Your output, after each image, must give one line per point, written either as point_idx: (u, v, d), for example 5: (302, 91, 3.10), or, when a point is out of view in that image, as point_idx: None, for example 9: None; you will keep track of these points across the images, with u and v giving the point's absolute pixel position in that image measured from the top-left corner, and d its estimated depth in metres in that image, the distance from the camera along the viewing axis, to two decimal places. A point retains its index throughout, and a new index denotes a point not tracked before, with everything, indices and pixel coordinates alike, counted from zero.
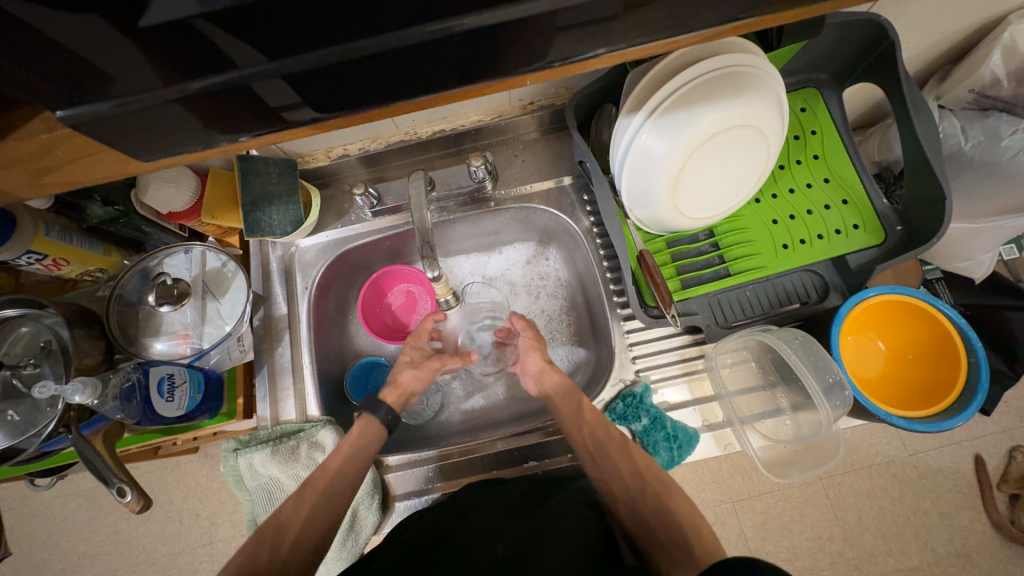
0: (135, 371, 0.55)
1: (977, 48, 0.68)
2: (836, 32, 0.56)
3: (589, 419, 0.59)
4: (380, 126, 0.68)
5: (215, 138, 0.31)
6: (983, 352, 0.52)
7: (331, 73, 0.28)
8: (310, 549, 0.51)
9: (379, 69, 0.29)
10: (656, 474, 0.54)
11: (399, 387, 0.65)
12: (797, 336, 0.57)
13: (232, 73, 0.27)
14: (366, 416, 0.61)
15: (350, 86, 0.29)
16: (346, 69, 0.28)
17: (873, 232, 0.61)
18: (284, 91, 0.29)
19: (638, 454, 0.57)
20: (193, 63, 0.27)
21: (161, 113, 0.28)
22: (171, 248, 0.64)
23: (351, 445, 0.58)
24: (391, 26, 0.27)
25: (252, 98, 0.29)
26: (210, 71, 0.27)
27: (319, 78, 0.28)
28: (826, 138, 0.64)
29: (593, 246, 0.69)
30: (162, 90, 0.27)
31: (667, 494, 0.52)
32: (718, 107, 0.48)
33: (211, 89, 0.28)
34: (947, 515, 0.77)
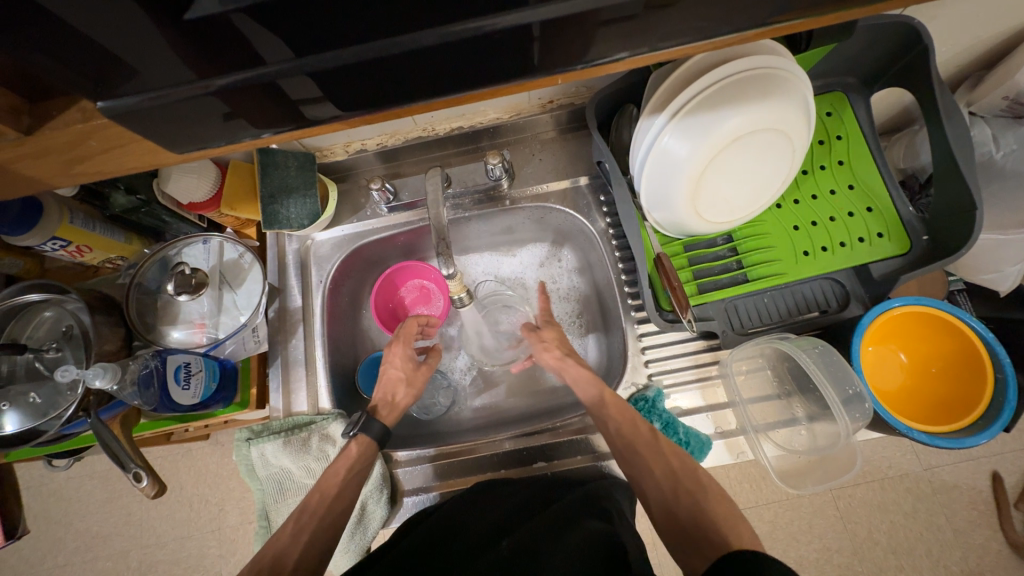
0: (153, 359, 0.55)
1: (1012, 54, 0.66)
2: (866, 35, 0.55)
3: (620, 417, 0.56)
4: (398, 123, 0.68)
5: (239, 132, 0.31)
6: (1011, 369, 0.50)
7: (358, 72, 0.28)
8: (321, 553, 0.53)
9: (405, 66, 0.28)
10: (688, 471, 0.52)
11: (396, 406, 0.65)
12: (817, 345, 0.55)
13: (256, 70, 0.28)
14: (363, 438, 0.60)
15: (375, 85, 0.29)
16: (371, 68, 0.28)
17: (898, 242, 0.59)
18: (309, 88, 0.29)
19: (669, 450, 0.54)
20: (223, 59, 0.27)
21: (186, 109, 0.28)
22: (189, 239, 0.65)
23: (348, 469, 0.58)
24: (420, 24, 0.27)
25: (277, 93, 0.29)
26: (237, 66, 0.27)
27: (342, 76, 0.28)
28: (852, 144, 0.63)
29: (609, 248, 0.69)
30: (188, 85, 0.27)
31: (702, 493, 0.50)
32: (744, 110, 0.47)
33: (234, 85, 0.28)
34: (960, 531, 0.75)
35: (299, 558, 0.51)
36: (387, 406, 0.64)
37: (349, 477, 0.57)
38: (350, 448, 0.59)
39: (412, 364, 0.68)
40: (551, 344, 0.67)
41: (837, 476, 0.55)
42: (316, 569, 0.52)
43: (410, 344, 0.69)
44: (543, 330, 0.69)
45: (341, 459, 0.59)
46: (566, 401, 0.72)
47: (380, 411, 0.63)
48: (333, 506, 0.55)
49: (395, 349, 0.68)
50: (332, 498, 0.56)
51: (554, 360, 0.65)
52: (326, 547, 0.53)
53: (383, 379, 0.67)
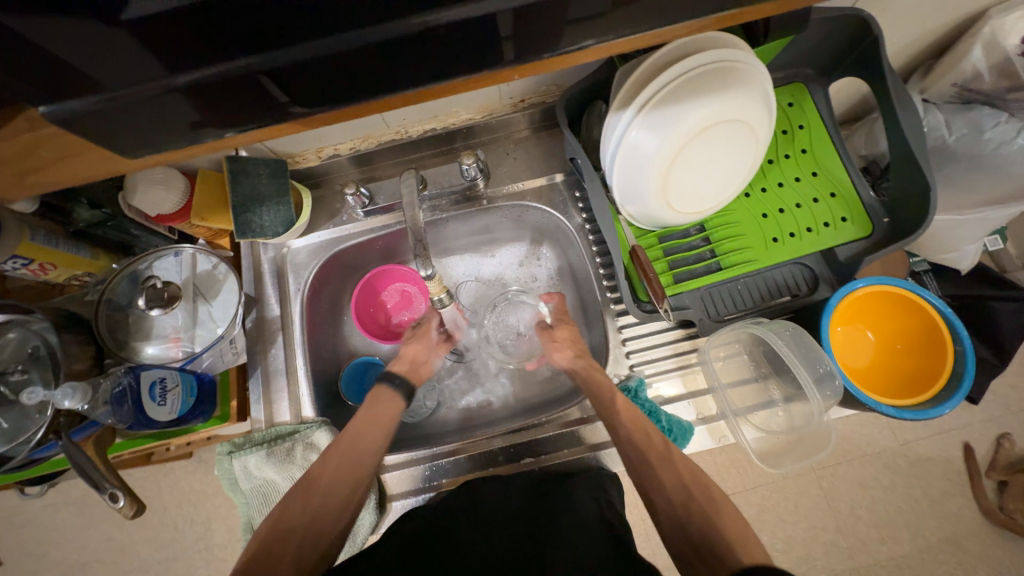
0: (126, 375, 0.54)
1: (960, 41, 0.73)
2: (820, 28, 0.57)
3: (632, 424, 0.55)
4: (370, 126, 0.68)
5: (201, 135, 0.31)
6: (968, 341, 0.53)
7: (322, 66, 0.28)
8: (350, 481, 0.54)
9: (371, 61, 0.29)
10: (703, 487, 0.50)
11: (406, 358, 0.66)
12: (788, 327, 0.57)
13: (217, 67, 0.27)
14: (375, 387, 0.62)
15: (341, 81, 0.30)
16: (336, 63, 0.28)
17: (860, 225, 0.62)
18: (272, 86, 0.29)
19: (683, 465, 0.52)
20: (181, 58, 0.27)
21: (144, 111, 0.28)
22: (160, 251, 0.64)
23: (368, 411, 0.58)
24: (386, 18, 0.27)
25: (239, 92, 0.29)
26: (195, 65, 0.27)
27: (307, 72, 0.28)
28: (814, 132, 0.65)
29: (586, 244, 0.70)
30: (148, 86, 0.27)
31: (717, 509, 0.48)
32: (706, 102, 0.48)
33: (196, 83, 0.28)
34: (936, 502, 0.78)
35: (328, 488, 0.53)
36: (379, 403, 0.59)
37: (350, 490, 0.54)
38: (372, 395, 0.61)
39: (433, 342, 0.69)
40: (563, 344, 0.65)
41: (812, 454, 0.57)
42: (348, 495, 0.53)
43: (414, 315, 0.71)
44: (555, 329, 0.67)
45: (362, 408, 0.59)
46: (550, 395, 0.73)
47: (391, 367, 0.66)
48: (329, 513, 0.52)
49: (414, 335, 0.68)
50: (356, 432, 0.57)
51: (567, 361, 0.63)
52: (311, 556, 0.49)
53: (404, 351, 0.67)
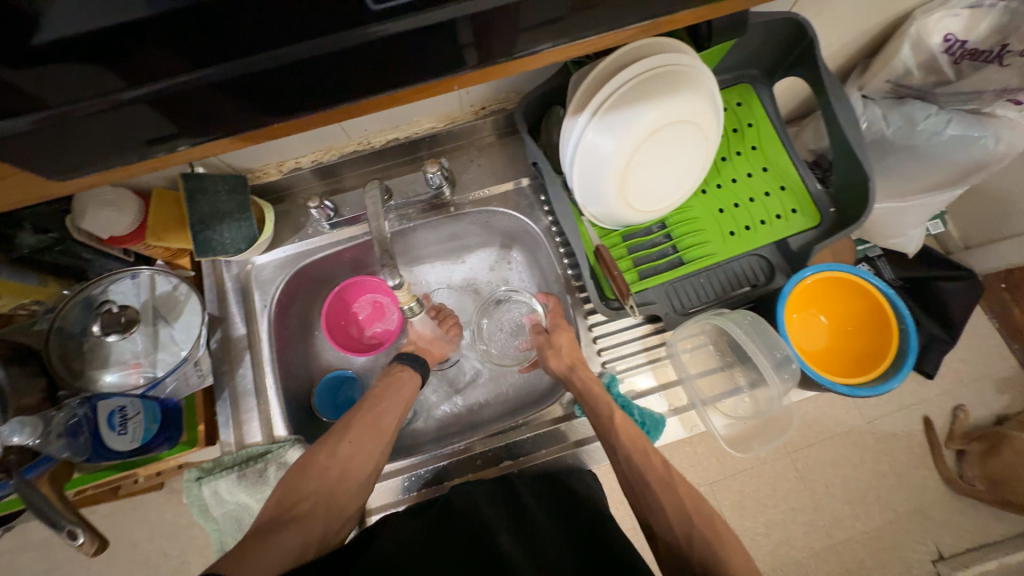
0: (82, 407, 0.52)
1: (889, 42, 0.79)
2: (761, 30, 0.60)
3: (632, 448, 0.55)
4: (331, 138, 0.67)
5: (151, 149, 0.30)
6: (910, 320, 0.57)
7: (280, 74, 0.28)
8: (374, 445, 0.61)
9: (327, 69, 0.28)
10: (701, 510, 0.53)
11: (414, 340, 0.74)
12: (747, 316, 0.59)
13: (169, 80, 0.27)
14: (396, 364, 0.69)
15: (300, 90, 0.29)
16: (296, 70, 0.28)
17: (810, 215, 0.65)
18: (228, 97, 0.28)
19: (685, 492, 0.54)
20: (132, 71, 0.26)
21: (92, 126, 0.28)
22: (115, 275, 0.62)
23: (389, 386, 0.66)
24: (342, 23, 0.27)
25: (198, 103, 0.28)
26: (147, 77, 0.26)
27: (265, 82, 0.28)
28: (762, 130, 0.68)
29: (553, 246, 0.71)
30: (98, 101, 0.26)
31: (717, 535, 0.51)
32: (657, 105, 0.50)
33: (147, 97, 0.27)
34: (903, 475, 0.84)
35: (350, 449, 0.59)
36: (377, 406, 0.64)
37: (355, 488, 0.58)
38: (393, 374, 0.68)
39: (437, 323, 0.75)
40: (561, 350, 0.64)
41: (771, 440, 0.61)
42: (369, 453, 0.60)
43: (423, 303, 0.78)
44: (552, 334, 0.67)
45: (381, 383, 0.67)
46: (529, 399, 0.73)
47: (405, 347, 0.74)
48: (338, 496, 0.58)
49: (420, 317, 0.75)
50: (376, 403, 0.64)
51: (563, 368, 0.63)
52: (324, 531, 0.56)
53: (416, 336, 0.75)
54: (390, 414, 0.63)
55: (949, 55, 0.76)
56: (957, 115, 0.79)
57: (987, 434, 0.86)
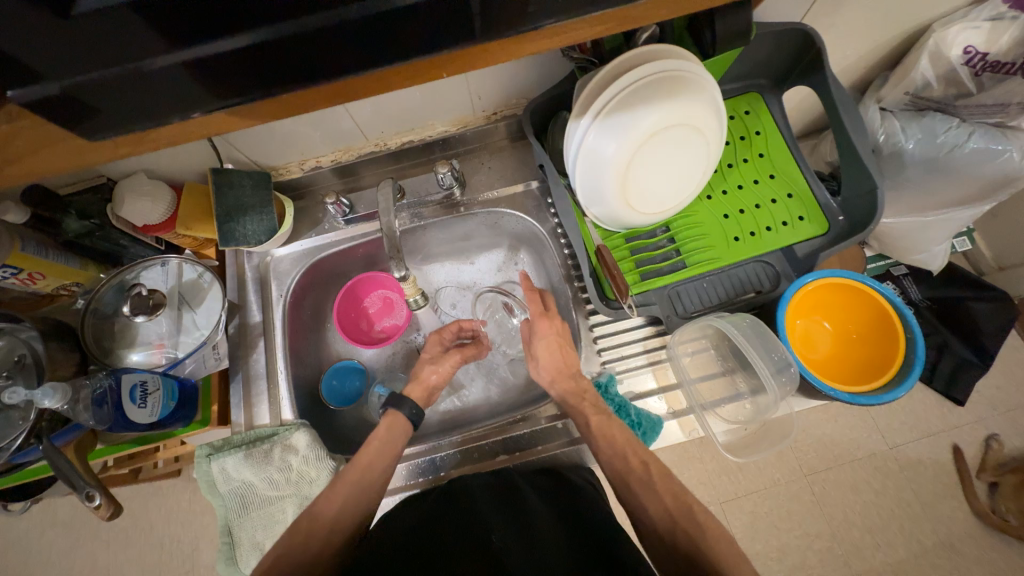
0: (107, 378, 0.56)
1: (910, 53, 0.77)
2: (768, 41, 0.61)
3: (623, 449, 0.55)
4: (350, 139, 0.71)
5: (166, 115, 0.28)
6: (918, 329, 0.55)
7: (311, 42, 0.25)
8: (367, 495, 0.57)
9: (358, 38, 0.26)
10: (687, 511, 0.52)
11: (423, 383, 0.68)
12: (746, 319, 0.59)
13: (195, 47, 0.25)
14: (396, 415, 0.63)
15: (328, 61, 0.27)
16: (320, 40, 0.25)
17: (817, 223, 0.65)
18: (255, 67, 0.26)
19: (665, 488, 0.53)
20: (164, 33, 0.24)
21: (110, 101, 0.26)
22: (148, 261, 0.66)
23: (381, 440, 0.61)
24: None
25: (227, 73, 0.26)
26: (177, 42, 0.25)
27: (291, 52, 0.26)
28: (769, 138, 0.69)
29: (558, 247, 0.72)
30: (114, 71, 0.25)
31: (704, 533, 0.49)
32: (658, 108, 0.51)
33: (172, 66, 0.25)
34: (929, 505, 0.93)
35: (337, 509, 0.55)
36: (364, 450, 0.59)
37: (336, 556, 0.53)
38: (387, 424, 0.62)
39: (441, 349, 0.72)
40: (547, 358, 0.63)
41: (765, 448, 0.62)
42: (359, 511, 0.56)
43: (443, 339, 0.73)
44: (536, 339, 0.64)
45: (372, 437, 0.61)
46: (528, 398, 0.73)
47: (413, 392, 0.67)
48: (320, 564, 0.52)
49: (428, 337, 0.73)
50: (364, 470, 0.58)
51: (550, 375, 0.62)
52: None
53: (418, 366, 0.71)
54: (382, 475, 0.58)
55: (969, 66, 0.74)
56: (980, 128, 0.78)
57: (1021, 468, 0.93)
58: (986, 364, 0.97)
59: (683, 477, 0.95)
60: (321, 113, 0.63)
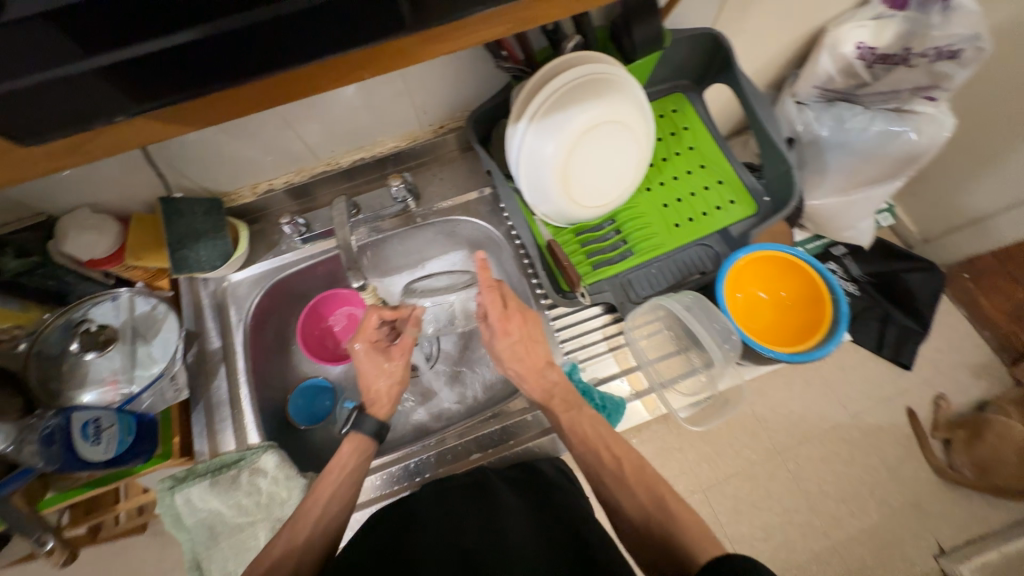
0: (55, 418, 0.53)
1: (813, 51, 0.86)
2: (683, 45, 0.67)
3: (598, 448, 0.57)
4: (301, 160, 0.72)
5: (87, 120, 0.27)
6: (840, 291, 0.65)
7: (239, 40, 0.25)
8: (335, 528, 0.55)
9: (286, 35, 0.26)
10: (659, 504, 0.52)
11: (384, 397, 0.66)
12: (689, 295, 0.67)
13: (118, 52, 0.25)
14: (355, 437, 0.62)
15: (255, 59, 0.26)
16: (250, 39, 0.25)
17: (746, 205, 0.70)
18: (185, 69, 0.26)
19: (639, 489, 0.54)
20: (82, 39, 0.24)
21: (30, 109, 0.25)
22: (97, 297, 0.65)
23: (342, 470, 0.59)
24: None
25: (155, 75, 0.26)
26: (98, 48, 0.24)
27: (223, 52, 0.26)
28: (696, 132, 0.75)
29: (513, 247, 0.76)
30: (28, 80, 0.24)
31: (676, 522, 0.50)
32: (587, 108, 0.56)
33: (94, 71, 0.25)
34: (894, 468, 0.99)
35: (308, 535, 0.54)
36: (324, 478, 0.58)
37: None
38: (342, 450, 0.61)
39: (382, 355, 0.67)
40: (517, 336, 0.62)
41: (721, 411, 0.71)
42: (334, 535, 0.55)
43: (370, 338, 0.67)
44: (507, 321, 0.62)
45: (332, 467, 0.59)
46: (499, 397, 0.75)
47: (372, 407, 0.65)
48: None
49: (358, 347, 0.66)
50: (324, 504, 0.56)
51: (511, 354, 0.62)
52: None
53: (362, 378, 0.66)
54: (342, 498, 0.57)
55: (862, 60, 0.84)
56: (881, 113, 0.87)
57: (969, 422, 1.00)
58: (925, 328, 1.06)
59: (665, 468, 0.97)
60: (269, 135, 0.65)
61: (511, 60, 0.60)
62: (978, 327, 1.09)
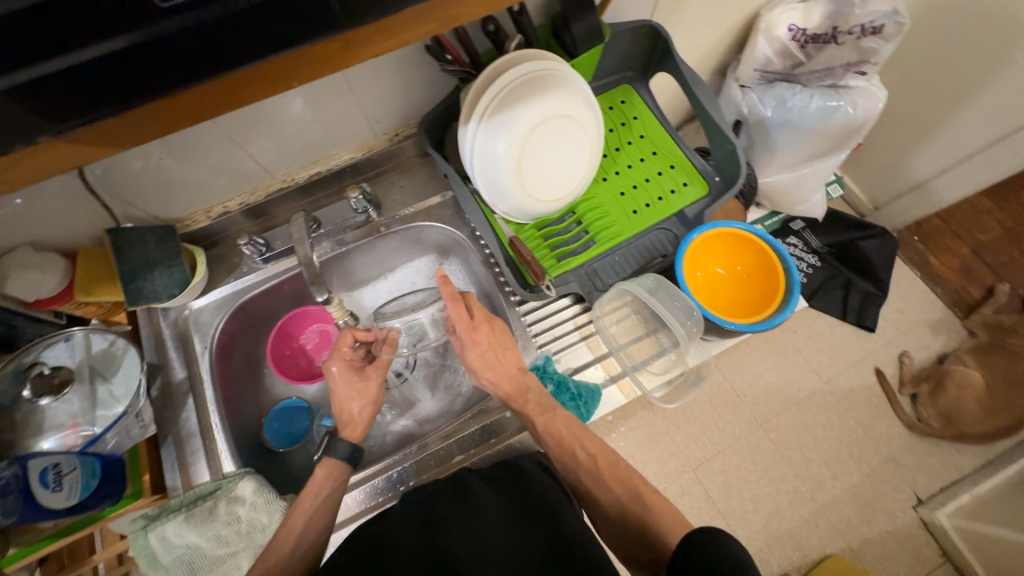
0: (10, 468, 0.51)
1: (750, 35, 0.90)
2: (624, 37, 0.69)
3: (569, 445, 0.58)
4: (255, 179, 0.71)
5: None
6: (789, 259, 0.69)
7: (162, 47, 0.24)
8: (314, 550, 0.55)
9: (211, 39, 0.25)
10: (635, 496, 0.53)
11: (358, 422, 0.65)
12: (650, 278, 0.70)
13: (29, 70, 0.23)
14: (328, 462, 0.61)
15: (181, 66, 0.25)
16: (173, 46, 0.24)
17: (699, 185, 0.73)
18: (106, 81, 0.25)
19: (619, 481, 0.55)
20: None
21: None
22: (49, 338, 0.61)
23: (315, 493, 0.58)
24: None
25: (73, 91, 0.24)
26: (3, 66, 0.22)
27: (146, 61, 0.24)
28: (645, 120, 0.77)
29: (478, 248, 0.76)
30: None
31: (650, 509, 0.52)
32: (533, 104, 0.57)
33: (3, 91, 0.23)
34: (869, 427, 1.04)
35: (295, 538, 0.55)
36: (300, 500, 0.57)
37: None
38: (316, 475, 0.60)
39: (357, 375, 0.67)
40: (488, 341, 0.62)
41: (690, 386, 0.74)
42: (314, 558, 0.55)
43: (346, 358, 0.66)
44: (477, 326, 0.62)
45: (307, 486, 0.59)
46: (478, 397, 0.75)
47: (344, 431, 0.65)
48: None
49: (335, 369, 0.65)
50: (299, 528, 0.55)
51: (480, 360, 0.62)
52: None
53: (336, 399, 0.66)
54: (318, 523, 0.56)
55: (795, 41, 0.88)
56: (819, 91, 0.90)
57: (933, 375, 1.05)
58: (882, 291, 1.11)
59: (654, 452, 0.99)
60: (218, 156, 0.64)
61: (456, 62, 0.60)
62: (931, 285, 1.16)
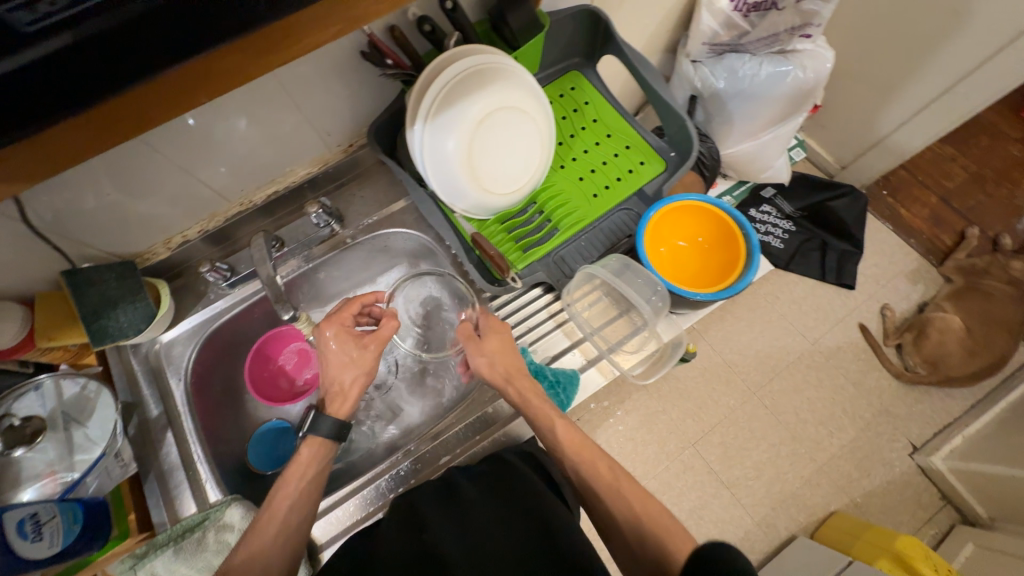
0: None
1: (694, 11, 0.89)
2: (564, 25, 0.69)
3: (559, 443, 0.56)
4: (211, 206, 0.70)
5: None
6: (748, 225, 0.70)
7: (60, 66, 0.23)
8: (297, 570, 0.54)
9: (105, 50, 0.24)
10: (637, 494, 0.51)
11: (347, 396, 0.63)
12: (617, 258, 0.71)
13: None
14: (314, 439, 0.60)
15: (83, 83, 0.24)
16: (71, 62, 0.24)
17: (656, 162, 0.73)
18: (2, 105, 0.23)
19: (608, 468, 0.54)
20: None
21: None
22: (18, 389, 0.60)
23: (300, 478, 0.57)
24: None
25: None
26: None
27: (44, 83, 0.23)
28: (596, 104, 0.77)
29: (445, 248, 0.77)
30: None
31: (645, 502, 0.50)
32: (477, 99, 0.57)
33: None
34: (859, 381, 1.05)
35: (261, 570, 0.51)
36: (280, 498, 0.55)
37: None
38: (301, 453, 0.59)
39: (354, 342, 0.64)
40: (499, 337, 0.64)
41: (671, 357, 0.74)
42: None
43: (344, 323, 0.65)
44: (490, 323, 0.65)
45: (293, 472, 0.58)
46: (462, 395, 0.75)
47: (333, 402, 0.63)
48: None
49: (329, 332, 0.64)
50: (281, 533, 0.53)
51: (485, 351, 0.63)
52: None
53: (329, 364, 0.64)
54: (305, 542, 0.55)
55: (737, 12, 0.84)
56: (766, 58, 0.92)
57: (914, 324, 1.07)
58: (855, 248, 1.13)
59: (653, 431, 1.00)
60: (168, 187, 0.63)
61: (397, 66, 0.60)
62: (904, 236, 1.18)
